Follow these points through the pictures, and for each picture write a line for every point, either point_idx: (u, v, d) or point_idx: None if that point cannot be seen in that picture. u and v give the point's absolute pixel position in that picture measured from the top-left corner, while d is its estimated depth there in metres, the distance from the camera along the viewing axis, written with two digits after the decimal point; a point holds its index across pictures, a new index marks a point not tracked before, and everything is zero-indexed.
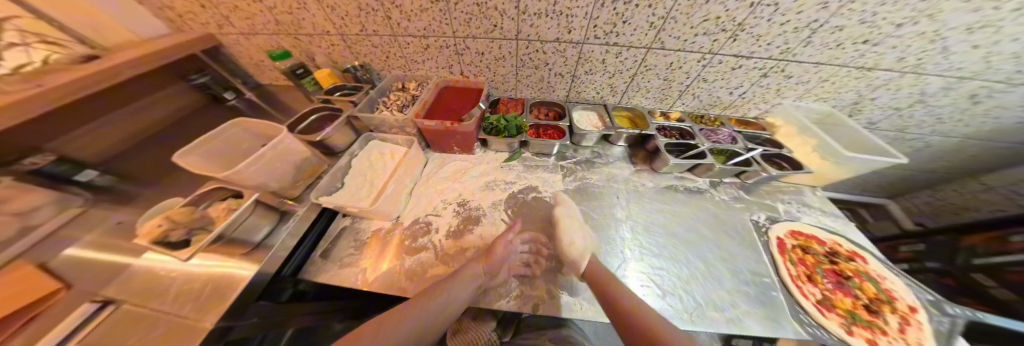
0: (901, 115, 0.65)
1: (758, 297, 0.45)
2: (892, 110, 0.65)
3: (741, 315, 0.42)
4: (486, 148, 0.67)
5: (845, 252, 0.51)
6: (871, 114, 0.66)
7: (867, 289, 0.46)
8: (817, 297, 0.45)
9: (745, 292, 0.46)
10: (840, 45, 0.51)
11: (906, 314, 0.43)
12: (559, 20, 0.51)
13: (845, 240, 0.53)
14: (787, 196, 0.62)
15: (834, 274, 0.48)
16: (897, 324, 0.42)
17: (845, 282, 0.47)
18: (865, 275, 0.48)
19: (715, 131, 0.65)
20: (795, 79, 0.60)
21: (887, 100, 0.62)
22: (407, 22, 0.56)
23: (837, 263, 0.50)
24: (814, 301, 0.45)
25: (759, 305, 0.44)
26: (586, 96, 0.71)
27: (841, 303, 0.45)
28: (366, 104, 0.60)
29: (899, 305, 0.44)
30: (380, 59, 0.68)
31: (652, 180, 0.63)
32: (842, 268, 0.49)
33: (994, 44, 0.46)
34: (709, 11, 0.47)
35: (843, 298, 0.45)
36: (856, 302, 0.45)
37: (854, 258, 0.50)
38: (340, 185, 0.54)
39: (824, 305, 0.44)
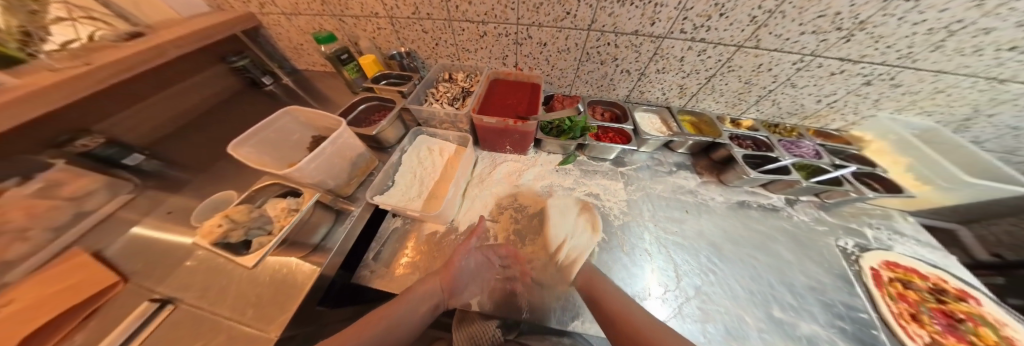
0: (1017, 135, 0.57)
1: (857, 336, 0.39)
2: (1007, 129, 0.57)
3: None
4: (538, 148, 0.62)
5: (952, 290, 0.45)
6: (981, 131, 0.58)
7: (987, 335, 0.40)
8: (927, 341, 0.39)
9: (842, 329, 0.40)
10: (977, 51, 0.43)
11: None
12: (644, 9, 0.44)
13: (954, 280, 0.47)
14: (874, 219, 0.56)
15: (943, 314, 0.42)
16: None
17: (957, 324, 0.41)
18: (981, 319, 0.41)
19: (797, 144, 0.59)
20: (902, 89, 0.53)
21: (1008, 118, 0.54)
22: (467, 5, 0.50)
23: (945, 302, 0.44)
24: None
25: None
26: (649, 97, 0.65)
27: None
28: (416, 96, 0.56)
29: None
30: (427, 46, 0.63)
31: (721, 194, 0.58)
32: (951, 309, 0.43)
33: None
34: (830, 6, 0.39)
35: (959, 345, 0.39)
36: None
37: (965, 298, 0.44)
38: (392, 183, 0.50)
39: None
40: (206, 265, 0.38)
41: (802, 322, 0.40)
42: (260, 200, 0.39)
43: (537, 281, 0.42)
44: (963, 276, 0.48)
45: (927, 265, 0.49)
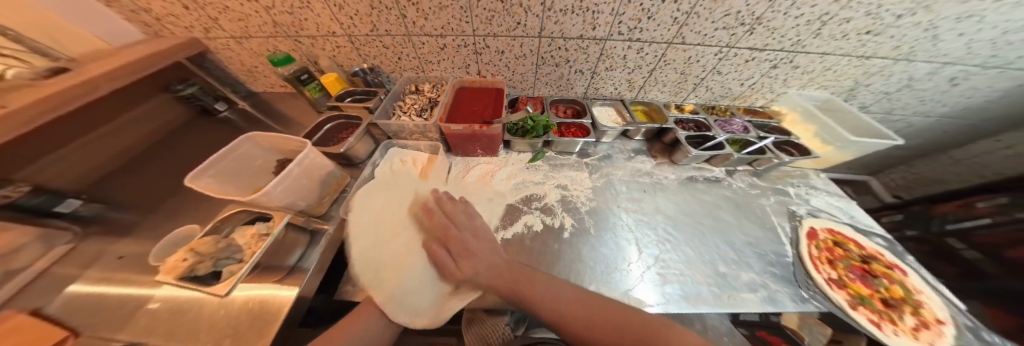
0: (889, 99, 0.72)
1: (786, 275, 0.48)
2: (882, 95, 0.70)
3: (774, 294, 0.45)
4: (508, 149, 0.66)
5: (885, 261, 0.52)
6: (864, 98, 0.71)
7: (896, 290, 0.48)
8: (833, 277, 0.49)
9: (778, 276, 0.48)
10: (845, 36, 0.54)
11: (930, 321, 0.43)
12: (584, 16, 0.50)
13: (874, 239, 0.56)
14: (796, 179, 0.67)
15: (863, 270, 0.51)
16: (911, 323, 0.43)
17: (873, 280, 0.49)
18: (898, 282, 0.49)
19: (729, 122, 0.68)
20: (800, 69, 0.64)
21: (880, 86, 0.67)
22: (424, 20, 0.53)
23: (870, 264, 0.52)
24: (829, 278, 0.48)
25: (787, 283, 0.46)
26: (605, 92, 0.71)
27: (856, 287, 0.48)
28: (383, 111, 0.57)
29: (928, 316, 0.44)
30: (391, 61, 0.64)
31: (674, 172, 0.65)
32: (873, 269, 0.51)
33: (975, 32, 0.51)
34: (731, 6, 0.47)
35: (860, 284, 0.48)
36: (873, 292, 0.47)
37: (893, 268, 0.51)
38: (367, 197, 0.51)
39: (835, 280, 0.48)
40: (170, 306, 0.37)
41: (748, 272, 0.48)
42: (226, 230, 0.38)
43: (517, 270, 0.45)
44: (867, 226, 0.59)
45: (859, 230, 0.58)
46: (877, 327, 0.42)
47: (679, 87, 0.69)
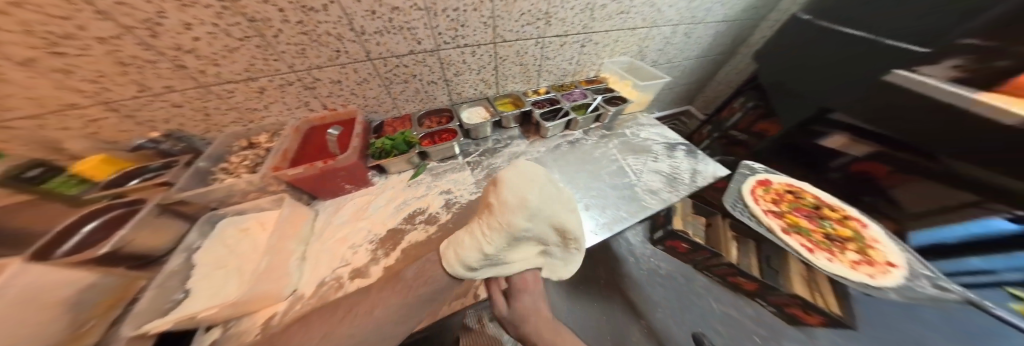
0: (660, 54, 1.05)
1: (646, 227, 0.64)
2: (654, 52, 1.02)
3: (622, 216, 0.57)
4: (385, 174, 0.64)
5: (853, 216, 0.55)
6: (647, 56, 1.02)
7: (844, 232, 0.52)
8: (773, 209, 0.56)
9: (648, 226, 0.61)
10: (609, 17, 0.76)
11: (878, 261, 0.46)
12: (402, 34, 0.53)
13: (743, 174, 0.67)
14: (629, 123, 0.88)
15: (813, 215, 0.56)
16: (855, 258, 0.47)
17: (823, 221, 0.55)
18: (855, 230, 0.52)
19: (571, 93, 0.85)
20: (600, 45, 0.86)
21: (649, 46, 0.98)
22: (216, 67, 0.46)
23: (827, 214, 0.56)
24: (767, 210, 0.56)
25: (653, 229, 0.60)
26: (468, 95, 0.77)
27: (793, 219, 0.55)
28: (191, 179, 0.47)
29: (879, 259, 0.46)
30: (194, 119, 0.52)
31: (544, 145, 0.76)
32: (827, 216, 0.56)
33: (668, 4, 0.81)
34: (521, 8, 0.60)
35: (800, 219, 0.55)
36: (819, 229, 0.53)
37: (858, 221, 0.53)
38: (186, 293, 0.40)
39: (772, 211, 0.55)
40: None
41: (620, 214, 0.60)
42: None
43: None
44: (677, 139, 0.84)
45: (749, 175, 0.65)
46: (808, 251, 0.47)
47: (526, 77, 0.81)
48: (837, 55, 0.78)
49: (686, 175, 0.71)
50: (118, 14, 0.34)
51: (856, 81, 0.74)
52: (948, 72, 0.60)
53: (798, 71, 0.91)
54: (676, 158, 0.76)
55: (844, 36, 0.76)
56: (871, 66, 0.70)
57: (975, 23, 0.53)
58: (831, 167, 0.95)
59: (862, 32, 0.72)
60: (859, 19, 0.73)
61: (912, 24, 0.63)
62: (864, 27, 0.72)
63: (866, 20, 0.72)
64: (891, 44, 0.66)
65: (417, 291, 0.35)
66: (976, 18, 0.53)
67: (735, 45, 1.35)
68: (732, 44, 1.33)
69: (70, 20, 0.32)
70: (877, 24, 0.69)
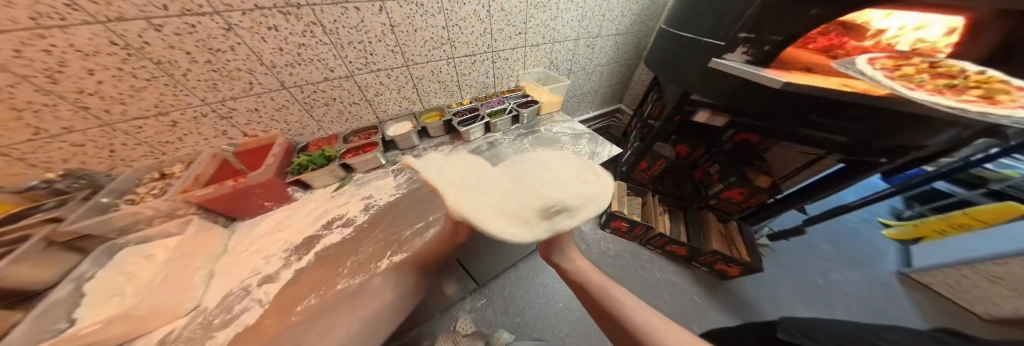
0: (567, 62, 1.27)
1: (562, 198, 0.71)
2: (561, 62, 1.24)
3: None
4: (309, 189, 0.69)
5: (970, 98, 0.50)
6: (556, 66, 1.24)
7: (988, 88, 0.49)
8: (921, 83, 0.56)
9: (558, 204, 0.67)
10: (510, 37, 0.94)
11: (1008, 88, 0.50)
12: (312, 65, 0.63)
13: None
14: (547, 121, 1.05)
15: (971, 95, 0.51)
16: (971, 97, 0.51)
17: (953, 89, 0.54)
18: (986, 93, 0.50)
19: (490, 102, 0.99)
20: (511, 59, 1.03)
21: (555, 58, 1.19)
22: (122, 105, 0.50)
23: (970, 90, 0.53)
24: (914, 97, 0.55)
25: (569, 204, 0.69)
26: (395, 111, 0.88)
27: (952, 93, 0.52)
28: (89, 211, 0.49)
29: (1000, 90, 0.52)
30: (98, 156, 0.54)
31: (466, 148, 0.87)
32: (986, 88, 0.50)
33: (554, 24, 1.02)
34: (422, 37, 0.74)
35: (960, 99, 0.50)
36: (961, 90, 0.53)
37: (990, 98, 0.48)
38: (70, 322, 0.40)
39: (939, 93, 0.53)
40: None
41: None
42: None
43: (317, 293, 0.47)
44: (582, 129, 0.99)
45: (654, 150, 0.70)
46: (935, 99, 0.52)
47: (448, 91, 0.94)
48: (677, 53, 0.97)
49: (585, 157, 0.84)
50: (15, 65, 0.38)
51: (691, 69, 0.91)
52: (739, 56, 0.78)
53: (663, 67, 1.09)
54: (579, 145, 0.90)
55: (678, 40, 0.96)
56: (696, 57, 0.87)
57: (739, 23, 0.70)
58: (723, 140, 1.20)
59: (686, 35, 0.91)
60: (683, 27, 0.93)
61: (708, 26, 0.81)
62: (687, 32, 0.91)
63: (685, 28, 0.92)
64: (700, 41, 0.84)
65: (372, 300, 0.46)
66: (733, 17, 0.71)
67: (638, 52, 1.65)
68: (636, 50, 1.62)
69: None
70: (691, 30, 0.89)
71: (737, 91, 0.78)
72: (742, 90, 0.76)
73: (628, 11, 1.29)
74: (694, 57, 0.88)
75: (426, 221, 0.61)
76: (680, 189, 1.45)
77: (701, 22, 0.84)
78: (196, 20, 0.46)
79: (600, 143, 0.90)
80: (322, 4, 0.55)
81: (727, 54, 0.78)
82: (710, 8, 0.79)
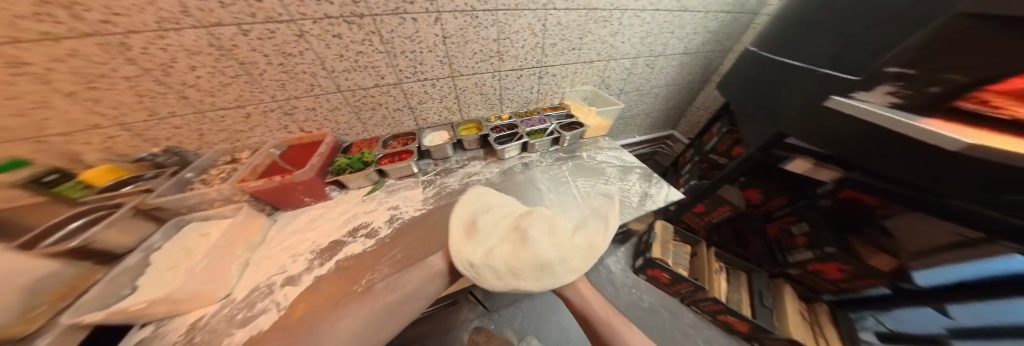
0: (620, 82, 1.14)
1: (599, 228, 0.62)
2: (613, 81, 1.12)
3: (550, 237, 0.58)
4: (345, 189, 0.71)
5: None
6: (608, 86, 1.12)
7: None
8: None
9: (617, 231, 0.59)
10: (563, 52, 0.86)
11: None
12: (366, 71, 0.65)
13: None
14: (590, 146, 0.94)
15: None
16: None
17: None
18: None
19: (530, 119, 0.92)
20: (559, 75, 0.95)
21: (608, 76, 1.07)
22: (211, 98, 0.57)
23: None
24: None
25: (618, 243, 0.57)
26: (434, 120, 0.87)
27: None
28: (172, 187, 0.56)
29: None
30: (191, 138, 0.63)
31: (499, 167, 0.81)
32: None
33: (614, 39, 0.91)
34: (472, 49, 0.71)
35: None
36: None
37: None
38: (131, 290, 0.45)
39: None
40: None
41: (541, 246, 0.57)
42: None
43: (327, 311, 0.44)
44: (632, 162, 0.86)
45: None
46: None
47: (489, 104, 0.90)
48: (774, 82, 0.70)
49: (635, 198, 0.70)
50: (141, 61, 0.48)
51: (793, 107, 0.63)
52: (886, 97, 0.46)
53: (749, 98, 0.82)
54: (628, 182, 0.76)
55: (778, 64, 0.69)
56: (802, 92, 0.60)
57: (885, 54, 0.44)
58: (818, 193, 0.81)
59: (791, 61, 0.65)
60: (788, 49, 0.67)
61: (829, 52, 0.55)
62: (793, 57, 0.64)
63: (792, 50, 0.65)
64: (813, 72, 0.58)
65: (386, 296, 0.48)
66: (880, 42, 0.45)
67: (707, 74, 1.42)
68: (704, 72, 1.39)
69: (107, 65, 0.46)
70: (801, 54, 0.62)
71: (871, 145, 0.48)
72: (885, 147, 0.46)
73: (705, 29, 1.10)
74: (798, 92, 0.61)
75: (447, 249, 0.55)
76: (746, 244, 1.15)
77: (817, 45, 0.58)
78: (274, 26, 0.50)
79: (655, 184, 0.75)
80: (382, 15, 0.55)
81: (857, 93, 0.50)
82: (838, 25, 0.53)
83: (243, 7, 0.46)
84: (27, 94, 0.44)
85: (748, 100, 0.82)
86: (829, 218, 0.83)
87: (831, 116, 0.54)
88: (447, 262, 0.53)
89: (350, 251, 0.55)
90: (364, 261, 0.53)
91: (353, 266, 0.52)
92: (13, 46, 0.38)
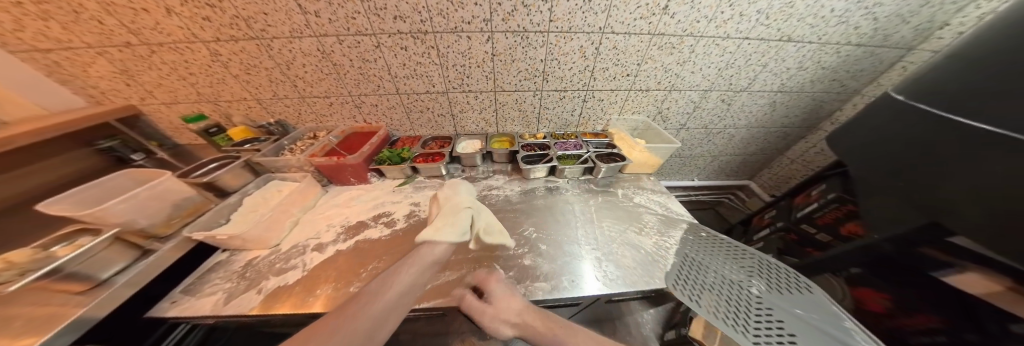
0: (679, 116, 0.99)
1: (718, 257, 0.55)
2: (671, 114, 0.97)
3: (556, 274, 0.52)
4: (383, 177, 0.80)
5: None
6: (662, 118, 0.98)
7: None
8: None
9: (814, 309, 0.44)
10: (614, 77, 0.79)
11: None
12: (421, 79, 0.73)
13: (796, 291, 0.48)
14: (628, 184, 0.83)
15: None
16: None
17: None
18: None
19: (565, 142, 0.88)
20: (605, 101, 0.87)
21: (665, 108, 0.94)
22: (311, 88, 0.74)
23: None
24: None
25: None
26: (471, 129, 0.92)
27: None
28: (271, 150, 0.73)
29: None
30: (294, 116, 0.83)
31: (521, 186, 0.79)
32: None
33: (680, 67, 0.79)
34: (518, 67, 0.72)
35: None
36: None
37: None
38: (225, 221, 0.60)
39: None
40: None
41: (548, 284, 0.50)
42: (41, 245, 0.42)
43: (334, 285, 0.49)
44: (680, 215, 0.70)
45: (851, 322, 0.41)
46: None
47: (525, 121, 0.90)
48: (940, 150, 0.43)
49: (674, 261, 0.56)
50: (276, 58, 0.65)
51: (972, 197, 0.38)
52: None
53: (890, 166, 0.52)
54: (669, 238, 0.63)
55: (946, 125, 0.43)
56: (1005, 176, 0.34)
57: None
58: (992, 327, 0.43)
59: (982, 123, 0.38)
60: (966, 103, 0.41)
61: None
62: (986, 116, 0.37)
63: (984, 103, 0.38)
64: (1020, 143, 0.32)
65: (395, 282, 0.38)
66: None
67: (815, 120, 1.09)
68: (808, 118, 1.08)
69: (258, 59, 0.65)
70: (1001, 113, 0.36)
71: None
72: None
73: (818, 64, 0.85)
74: (993, 177, 0.35)
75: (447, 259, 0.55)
76: None
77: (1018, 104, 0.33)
78: (360, 38, 0.62)
79: (723, 249, 0.57)
80: (442, 32, 0.62)
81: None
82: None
83: (343, 23, 0.58)
84: (215, 74, 0.68)
85: (870, 158, 0.57)
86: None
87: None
88: (442, 275, 0.51)
89: (369, 235, 0.61)
90: (377, 248, 0.57)
91: (367, 250, 0.57)
92: (216, 43, 0.61)
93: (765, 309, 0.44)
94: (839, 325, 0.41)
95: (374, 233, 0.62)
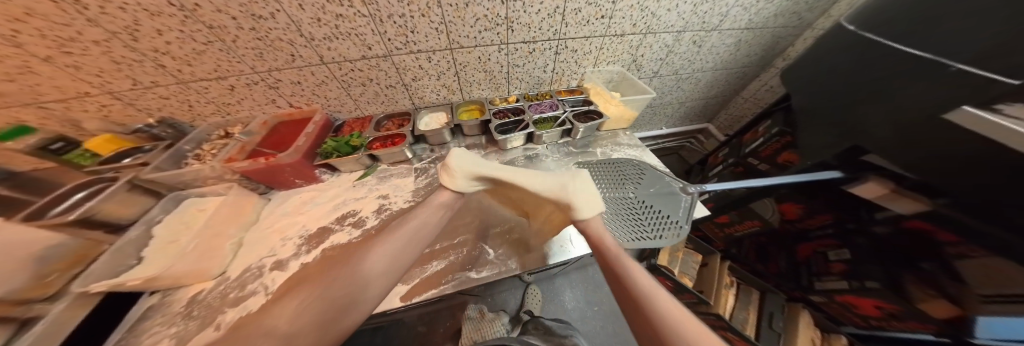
0: (653, 61, 0.95)
1: (605, 182, 0.65)
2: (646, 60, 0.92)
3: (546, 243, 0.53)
4: (336, 172, 0.68)
5: None
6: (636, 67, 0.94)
7: None
8: None
9: (655, 183, 0.62)
10: (588, 21, 0.69)
11: None
12: (350, 40, 0.56)
13: (641, 176, 0.64)
14: (607, 141, 0.82)
15: None
16: None
17: None
18: None
19: (540, 104, 0.81)
20: (580, 51, 0.79)
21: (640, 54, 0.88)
22: (189, 67, 0.53)
23: None
24: None
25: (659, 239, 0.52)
26: (431, 100, 0.79)
27: None
28: (167, 161, 0.55)
29: None
30: (181, 110, 0.62)
31: (498, 159, 0.75)
32: None
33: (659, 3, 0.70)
34: (474, 13, 0.57)
35: None
36: None
37: None
38: (137, 260, 0.47)
39: None
40: None
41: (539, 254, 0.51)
42: None
43: None
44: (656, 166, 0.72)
45: (673, 180, 0.60)
46: None
47: (493, 84, 0.79)
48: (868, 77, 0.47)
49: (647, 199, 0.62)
50: (104, 22, 0.42)
51: (890, 118, 0.42)
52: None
53: (821, 95, 0.58)
54: None
55: (879, 52, 0.46)
56: (930, 95, 0.36)
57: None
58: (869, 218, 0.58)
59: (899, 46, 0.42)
60: (899, 28, 0.43)
61: (977, 35, 0.33)
62: (902, 41, 0.42)
63: (905, 29, 0.42)
64: (938, 68, 0.36)
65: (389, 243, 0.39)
66: None
67: (770, 57, 1.14)
68: (763, 56, 1.13)
69: (70, 26, 0.41)
70: (933, 35, 0.38)
71: (993, 182, 0.29)
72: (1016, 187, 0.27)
73: None
74: (901, 100, 0.40)
75: (432, 249, 0.52)
76: (766, 261, 0.97)
77: (953, 24, 0.35)
78: None
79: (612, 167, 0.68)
80: None
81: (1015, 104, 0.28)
82: None
83: None
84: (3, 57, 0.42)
85: (809, 88, 0.61)
86: (881, 250, 0.59)
87: (940, 134, 0.34)
88: (430, 266, 0.49)
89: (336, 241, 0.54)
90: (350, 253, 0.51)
91: (338, 256, 0.51)
92: None
93: (641, 204, 0.58)
94: (668, 188, 0.59)
95: (342, 236, 0.54)
